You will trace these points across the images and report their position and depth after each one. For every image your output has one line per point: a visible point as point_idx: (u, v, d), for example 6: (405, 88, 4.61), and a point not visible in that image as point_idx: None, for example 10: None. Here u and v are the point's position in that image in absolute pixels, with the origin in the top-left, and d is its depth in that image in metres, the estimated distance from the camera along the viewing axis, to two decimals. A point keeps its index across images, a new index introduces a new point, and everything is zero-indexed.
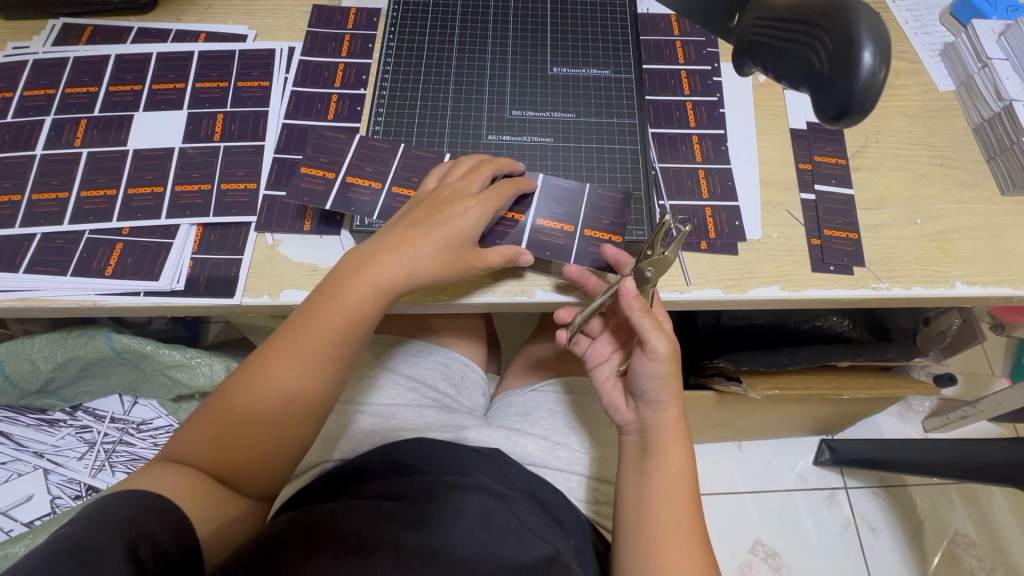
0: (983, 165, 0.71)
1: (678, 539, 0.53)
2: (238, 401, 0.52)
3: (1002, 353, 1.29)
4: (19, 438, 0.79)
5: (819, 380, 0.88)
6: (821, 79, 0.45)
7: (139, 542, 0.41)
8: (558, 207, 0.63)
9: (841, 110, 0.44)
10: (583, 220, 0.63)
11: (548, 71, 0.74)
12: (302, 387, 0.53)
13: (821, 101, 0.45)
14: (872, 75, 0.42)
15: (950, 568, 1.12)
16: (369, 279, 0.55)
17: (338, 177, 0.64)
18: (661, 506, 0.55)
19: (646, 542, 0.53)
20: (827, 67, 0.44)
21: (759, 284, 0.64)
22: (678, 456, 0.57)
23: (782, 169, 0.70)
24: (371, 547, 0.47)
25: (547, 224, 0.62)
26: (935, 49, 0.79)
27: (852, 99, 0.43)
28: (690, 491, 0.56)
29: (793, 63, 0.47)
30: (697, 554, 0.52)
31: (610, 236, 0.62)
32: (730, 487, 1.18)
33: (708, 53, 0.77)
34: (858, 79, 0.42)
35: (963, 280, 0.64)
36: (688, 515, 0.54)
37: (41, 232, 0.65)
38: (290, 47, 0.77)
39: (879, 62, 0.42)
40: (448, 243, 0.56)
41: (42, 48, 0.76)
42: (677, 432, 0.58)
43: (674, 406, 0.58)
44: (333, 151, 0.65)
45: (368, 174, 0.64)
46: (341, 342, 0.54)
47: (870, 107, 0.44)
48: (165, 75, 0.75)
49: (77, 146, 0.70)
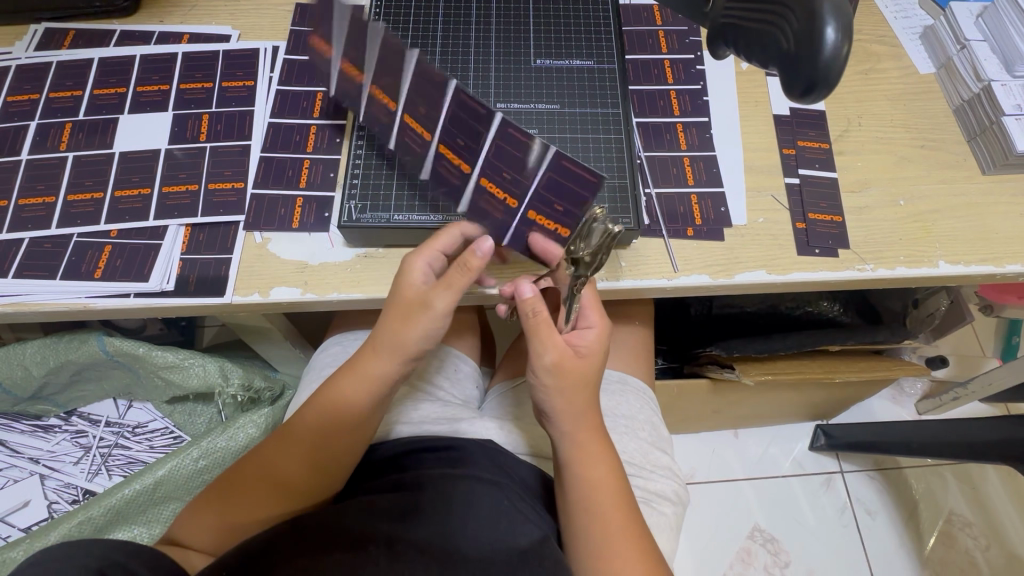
0: (965, 145, 0.72)
1: (605, 548, 0.54)
2: (250, 476, 0.57)
3: (991, 334, 1.30)
4: (14, 445, 0.79)
5: (809, 365, 0.89)
6: (788, 57, 0.46)
7: None
8: (558, 202, 0.56)
9: (808, 85, 0.46)
10: (530, 198, 0.57)
11: (531, 63, 0.74)
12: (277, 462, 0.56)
13: (789, 79, 0.47)
14: (836, 50, 0.44)
15: (944, 547, 1.13)
16: (345, 368, 0.57)
17: (395, 112, 0.59)
18: (598, 518, 0.55)
19: (590, 555, 0.54)
20: (794, 46, 0.46)
21: (746, 269, 0.64)
22: (591, 469, 0.56)
23: (766, 155, 0.71)
24: (364, 540, 0.47)
25: (538, 218, 0.58)
26: (915, 32, 0.80)
27: (817, 77, 0.45)
28: (616, 497, 0.56)
29: (762, 42, 0.48)
30: (625, 559, 0.53)
31: (559, 228, 0.58)
32: (727, 474, 1.19)
33: (691, 42, 0.77)
34: (823, 54, 0.44)
35: (947, 259, 0.65)
36: (611, 524, 0.55)
37: (29, 237, 0.65)
38: (274, 46, 0.77)
39: (842, 39, 0.44)
40: (410, 313, 0.55)
41: (24, 53, 0.76)
42: (584, 444, 0.57)
43: (569, 421, 0.57)
44: (402, 92, 0.56)
45: (420, 116, 0.57)
46: (310, 422, 0.56)
47: (835, 82, 0.45)
48: (149, 77, 0.75)
49: (63, 151, 0.70)
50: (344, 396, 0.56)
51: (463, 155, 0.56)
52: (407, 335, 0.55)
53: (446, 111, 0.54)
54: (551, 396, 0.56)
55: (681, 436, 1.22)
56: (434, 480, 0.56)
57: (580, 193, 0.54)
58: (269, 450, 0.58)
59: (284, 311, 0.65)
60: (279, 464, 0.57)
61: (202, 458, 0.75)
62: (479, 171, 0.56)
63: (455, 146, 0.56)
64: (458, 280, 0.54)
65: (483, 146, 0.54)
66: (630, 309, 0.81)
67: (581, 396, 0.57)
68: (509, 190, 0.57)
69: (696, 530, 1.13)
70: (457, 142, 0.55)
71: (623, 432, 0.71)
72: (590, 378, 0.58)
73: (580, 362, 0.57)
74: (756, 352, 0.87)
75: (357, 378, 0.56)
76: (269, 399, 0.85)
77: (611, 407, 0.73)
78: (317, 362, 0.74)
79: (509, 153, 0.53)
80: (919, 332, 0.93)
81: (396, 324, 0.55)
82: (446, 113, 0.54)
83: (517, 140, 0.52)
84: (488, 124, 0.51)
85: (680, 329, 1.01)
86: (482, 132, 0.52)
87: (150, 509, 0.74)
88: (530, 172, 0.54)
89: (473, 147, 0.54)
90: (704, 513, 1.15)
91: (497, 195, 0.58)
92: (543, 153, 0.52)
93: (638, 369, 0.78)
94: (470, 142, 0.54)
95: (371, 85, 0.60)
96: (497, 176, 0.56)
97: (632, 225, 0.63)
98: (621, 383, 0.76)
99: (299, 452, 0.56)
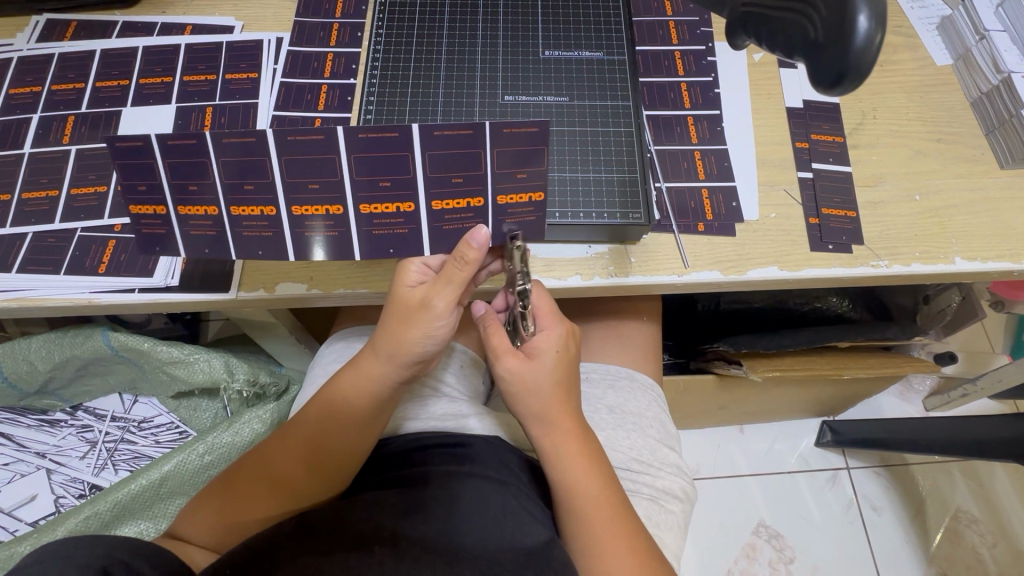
0: (983, 139, 0.70)
1: (593, 548, 0.54)
2: (252, 472, 0.57)
3: (1002, 330, 1.29)
4: (20, 439, 0.79)
5: (819, 362, 0.87)
6: (816, 46, 0.45)
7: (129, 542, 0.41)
8: (521, 169, 0.52)
9: (838, 76, 0.44)
10: (492, 186, 0.53)
11: (539, 55, 0.73)
12: (283, 458, 0.57)
13: (815, 69, 0.46)
14: (868, 40, 0.43)
15: (951, 544, 1.13)
16: (346, 368, 0.58)
17: (280, 209, 0.53)
18: (591, 519, 0.54)
19: (587, 556, 0.54)
20: (822, 35, 0.44)
21: (758, 265, 0.63)
22: (568, 470, 0.55)
23: (779, 149, 0.69)
24: (370, 539, 0.47)
25: (510, 200, 0.54)
26: (932, 23, 0.78)
27: (849, 66, 0.44)
28: (601, 498, 0.55)
29: (787, 30, 0.46)
30: (614, 558, 0.53)
31: (531, 195, 0.54)
32: (733, 471, 1.18)
33: (702, 33, 0.76)
34: (854, 43, 0.43)
35: (964, 255, 0.64)
36: (596, 525, 0.54)
37: (32, 231, 0.64)
38: (277, 37, 0.75)
39: (874, 28, 0.43)
40: (414, 316, 0.53)
41: (26, 45, 0.75)
42: (557, 447, 0.56)
43: (540, 423, 0.56)
44: (242, 168, 0.51)
45: (313, 194, 0.52)
46: (317, 421, 0.57)
47: (866, 72, 0.44)
48: (152, 69, 0.74)
49: (65, 144, 0.69)
50: (349, 397, 0.56)
51: (397, 195, 0.52)
52: (410, 336, 0.54)
53: (347, 165, 0.50)
54: (516, 401, 0.56)
55: (687, 431, 1.21)
56: (440, 477, 0.56)
57: (534, 148, 0.51)
58: (273, 446, 0.58)
59: (290, 306, 0.65)
60: (281, 460, 0.57)
61: (208, 454, 0.75)
62: (423, 192, 0.52)
63: (381, 189, 0.52)
64: (458, 274, 0.53)
65: (415, 169, 0.51)
66: (639, 304, 0.80)
67: (531, 399, 0.55)
68: (468, 191, 0.53)
69: (702, 526, 1.13)
70: (386, 172, 0.51)
71: (630, 429, 0.71)
72: (542, 383, 0.55)
73: (528, 365, 0.55)
74: (765, 348, 0.86)
75: (358, 378, 0.56)
76: (274, 394, 0.84)
77: (618, 403, 0.72)
78: (322, 359, 0.74)
79: (450, 154, 0.50)
80: (931, 329, 0.91)
81: (399, 328, 0.54)
82: (349, 166, 0.50)
83: (451, 136, 0.49)
84: (409, 139, 0.49)
85: (688, 324, 1.01)
86: (407, 153, 0.50)
87: (156, 504, 0.74)
88: (483, 151, 0.50)
89: (402, 177, 0.51)
90: (710, 509, 1.15)
91: (456, 207, 0.54)
92: (482, 133, 0.49)
93: (646, 366, 0.78)
94: (397, 168, 0.51)
95: (178, 205, 0.53)
96: (447, 186, 0.52)
97: (643, 220, 0.62)
98: (629, 379, 0.75)
99: (299, 447, 0.57)
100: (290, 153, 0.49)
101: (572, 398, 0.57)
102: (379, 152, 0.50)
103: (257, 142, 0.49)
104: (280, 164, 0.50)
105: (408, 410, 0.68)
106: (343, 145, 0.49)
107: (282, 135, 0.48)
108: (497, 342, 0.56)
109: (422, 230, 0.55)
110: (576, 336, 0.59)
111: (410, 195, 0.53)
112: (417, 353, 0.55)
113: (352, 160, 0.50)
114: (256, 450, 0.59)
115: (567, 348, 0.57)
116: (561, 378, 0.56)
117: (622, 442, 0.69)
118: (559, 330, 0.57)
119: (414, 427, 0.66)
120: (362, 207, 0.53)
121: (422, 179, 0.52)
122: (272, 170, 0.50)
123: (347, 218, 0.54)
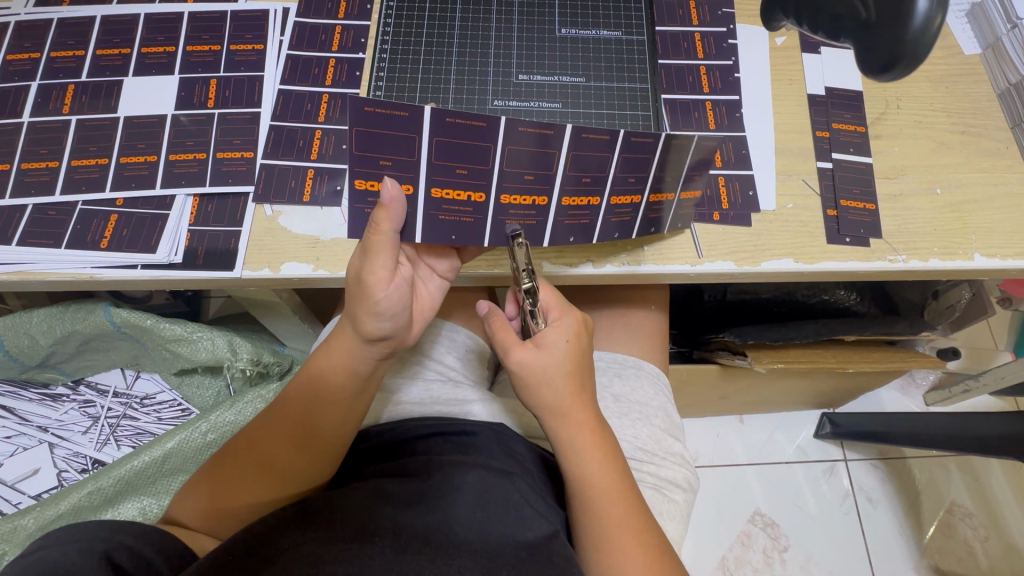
0: (1007, 132, 0.69)
1: (604, 538, 0.53)
2: (237, 455, 0.57)
3: (1006, 327, 1.28)
4: (22, 413, 0.79)
5: (824, 355, 0.86)
6: (868, 27, 0.44)
7: (120, 550, 0.41)
8: (631, 174, 0.56)
9: (890, 60, 0.43)
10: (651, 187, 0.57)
11: (556, 33, 0.70)
12: (277, 441, 0.56)
13: (865, 52, 0.44)
14: (927, 20, 0.41)
15: (944, 538, 1.14)
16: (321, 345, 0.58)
17: (491, 196, 0.55)
18: (606, 514, 0.53)
19: (596, 552, 0.53)
20: (875, 15, 0.43)
21: (772, 257, 0.62)
22: (584, 462, 0.55)
23: (799, 137, 0.67)
24: (370, 531, 0.46)
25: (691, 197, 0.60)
26: (962, 9, 0.76)
27: (903, 48, 0.42)
28: (615, 491, 0.54)
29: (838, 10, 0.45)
30: (627, 551, 0.52)
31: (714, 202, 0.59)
32: (731, 460, 1.19)
33: (723, 14, 0.73)
34: (909, 24, 0.41)
35: (982, 252, 0.63)
36: (609, 517, 0.53)
37: (32, 203, 0.63)
38: (284, 8, 0.72)
39: (934, 8, 0.41)
40: (355, 293, 0.51)
41: (24, 9, 0.73)
42: (573, 438, 0.55)
43: (557, 413, 0.55)
44: (367, 143, 0.50)
45: (525, 185, 0.55)
46: (300, 405, 0.56)
47: (921, 56, 0.42)
48: (153, 38, 0.71)
49: (66, 114, 0.67)
50: (325, 376, 0.56)
51: (590, 190, 0.57)
52: (362, 315, 0.51)
53: (563, 161, 0.54)
54: (535, 391, 0.55)
55: (689, 419, 1.22)
56: (442, 468, 0.56)
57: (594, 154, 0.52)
58: (255, 429, 0.58)
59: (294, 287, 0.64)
60: (265, 444, 0.56)
61: (210, 432, 0.75)
62: (608, 189, 0.57)
63: (581, 184, 0.56)
64: (380, 240, 0.50)
65: (610, 168, 0.55)
66: (649, 292, 0.79)
67: (542, 390, 0.55)
68: (633, 190, 0.57)
69: (701, 515, 1.14)
70: (585, 180, 0.56)
71: (635, 419, 0.70)
72: (551, 372, 0.55)
73: (534, 355, 0.55)
74: (771, 340, 0.85)
75: (329, 356, 0.56)
76: (278, 374, 0.84)
77: (624, 393, 0.72)
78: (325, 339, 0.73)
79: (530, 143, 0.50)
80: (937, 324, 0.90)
81: (350, 305, 0.52)
82: (566, 162, 0.54)
83: (638, 142, 0.53)
84: (614, 142, 0.52)
85: (693, 313, 1.00)
86: (607, 154, 0.54)
87: (158, 481, 0.74)
88: (651, 159, 0.54)
89: (599, 175, 0.56)
90: (708, 496, 1.16)
91: (625, 203, 0.58)
92: (614, 140, 0.52)
93: (655, 355, 0.77)
94: (597, 167, 0.55)
95: (354, 218, 0.55)
96: (622, 184, 0.57)
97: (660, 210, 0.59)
98: (636, 369, 0.75)
99: (288, 429, 0.56)
100: (516, 143, 0.51)
101: (586, 390, 0.56)
102: (591, 152, 0.53)
103: (486, 127, 0.50)
104: (502, 152, 0.52)
105: (410, 395, 0.68)
106: (567, 142, 0.52)
107: (513, 124, 0.50)
108: (504, 337, 0.56)
109: (596, 224, 0.60)
110: (588, 326, 0.58)
111: (598, 191, 0.57)
112: (367, 331, 0.52)
113: (570, 157, 0.53)
114: (241, 433, 0.59)
115: (577, 338, 0.56)
116: (572, 368, 0.55)
117: (625, 430, 0.69)
118: (569, 321, 0.56)
119: (416, 411, 0.66)
120: (564, 201, 0.57)
121: (606, 181, 0.56)
122: (494, 157, 0.52)
123: (548, 209, 0.58)
